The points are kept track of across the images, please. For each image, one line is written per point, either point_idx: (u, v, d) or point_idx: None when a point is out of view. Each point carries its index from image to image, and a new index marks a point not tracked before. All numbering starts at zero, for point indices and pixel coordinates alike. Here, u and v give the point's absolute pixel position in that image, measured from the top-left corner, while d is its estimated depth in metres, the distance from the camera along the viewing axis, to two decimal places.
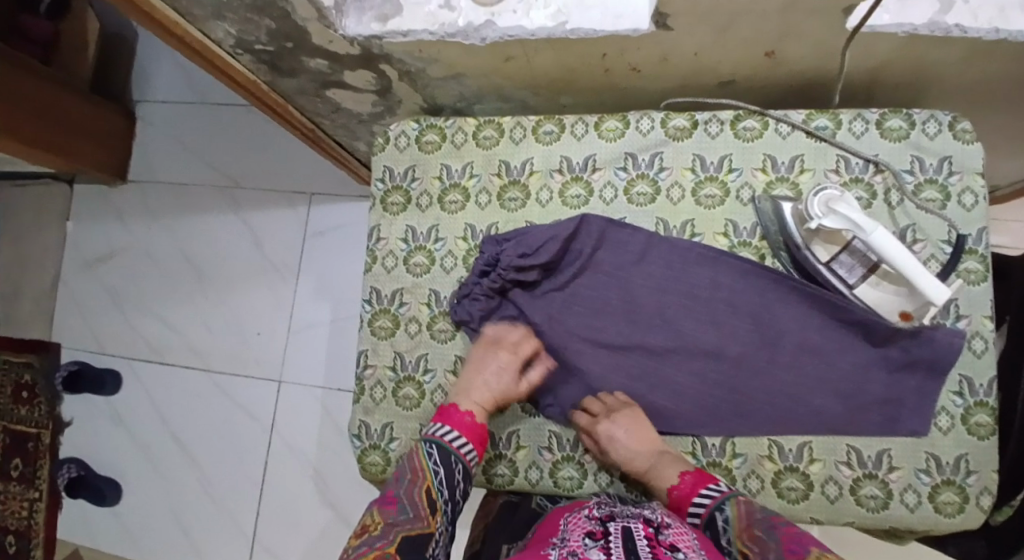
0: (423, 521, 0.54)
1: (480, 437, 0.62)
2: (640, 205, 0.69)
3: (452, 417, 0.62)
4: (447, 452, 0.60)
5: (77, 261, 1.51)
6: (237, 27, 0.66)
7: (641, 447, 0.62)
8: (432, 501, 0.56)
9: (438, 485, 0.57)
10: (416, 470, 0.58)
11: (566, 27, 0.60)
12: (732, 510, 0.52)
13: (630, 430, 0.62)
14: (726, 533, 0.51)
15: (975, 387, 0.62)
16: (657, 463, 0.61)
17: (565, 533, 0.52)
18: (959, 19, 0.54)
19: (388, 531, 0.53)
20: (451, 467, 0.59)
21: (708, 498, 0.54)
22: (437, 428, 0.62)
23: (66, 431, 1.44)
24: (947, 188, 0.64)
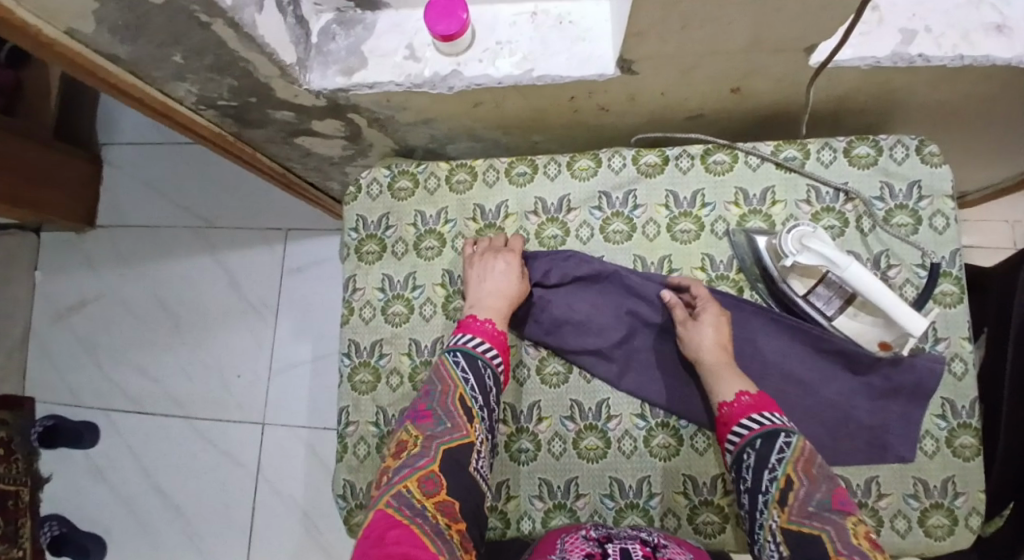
0: (462, 431, 0.55)
1: (500, 341, 0.63)
2: (617, 243, 0.69)
3: (474, 327, 0.62)
4: (473, 357, 0.60)
5: (48, 312, 1.46)
6: (198, 86, 0.64)
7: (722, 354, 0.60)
8: (467, 409, 0.57)
9: (472, 393, 0.58)
10: (446, 378, 0.58)
11: (532, 74, 0.59)
12: (797, 440, 0.51)
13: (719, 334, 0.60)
14: (780, 453, 0.51)
15: (956, 409, 0.63)
16: (724, 368, 0.59)
17: (564, 553, 0.54)
18: (922, 50, 0.55)
19: (428, 446, 0.53)
20: (480, 371, 0.59)
21: (764, 421, 0.53)
22: (461, 337, 0.62)
23: (45, 488, 1.40)
24: (918, 213, 0.65)
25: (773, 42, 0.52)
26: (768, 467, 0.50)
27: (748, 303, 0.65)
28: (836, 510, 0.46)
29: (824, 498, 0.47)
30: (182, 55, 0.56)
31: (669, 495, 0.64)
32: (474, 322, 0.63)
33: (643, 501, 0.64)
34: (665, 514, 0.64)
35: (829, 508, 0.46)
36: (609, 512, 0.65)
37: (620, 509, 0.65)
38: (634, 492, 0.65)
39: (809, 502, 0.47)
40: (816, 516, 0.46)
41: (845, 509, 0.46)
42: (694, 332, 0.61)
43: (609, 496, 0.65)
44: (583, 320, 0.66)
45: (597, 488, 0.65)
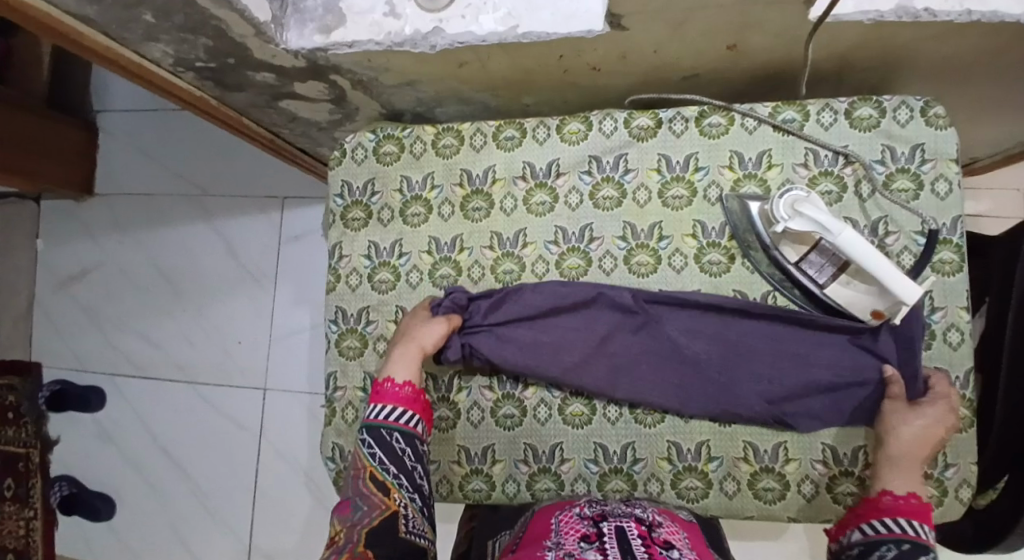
0: (381, 508, 0.52)
1: (411, 398, 0.58)
2: (606, 209, 0.67)
3: (385, 393, 0.58)
4: (378, 430, 0.56)
5: (50, 279, 1.48)
6: (174, 47, 0.62)
7: (914, 451, 0.54)
8: (380, 484, 0.54)
9: (382, 467, 0.54)
10: (356, 461, 0.55)
11: (516, 31, 0.57)
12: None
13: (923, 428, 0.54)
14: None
15: (950, 380, 0.62)
16: (901, 465, 0.54)
17: (559, 534, 0.53)
18: (927, 3, 0.52)
19: (353, 536, 0.51)
20: (389, 442, 0.56)
21: (910, 530, 0.50)
22: (371, 411, 0.58)
23: (55, 450, 1.43)
24: (919, 177, 0.62)
25: None
26: None
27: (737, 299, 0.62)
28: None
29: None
30: (151, 14, 0.54)
31: (653, 460, 0.64)
32: (386, 386, 0.58)
33: (627, 466, 0.64)
34: (649, 479, 0.64)
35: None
36: (593, 477, 0.65)
37: (604, 474, 0.65)
38: (618, 457, 0.65)
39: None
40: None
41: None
42: (898, 417, 0.56)
43: (593, 461, 0.65)
44: (554, 339, 0.64)
45: (581, 453, 0.65)
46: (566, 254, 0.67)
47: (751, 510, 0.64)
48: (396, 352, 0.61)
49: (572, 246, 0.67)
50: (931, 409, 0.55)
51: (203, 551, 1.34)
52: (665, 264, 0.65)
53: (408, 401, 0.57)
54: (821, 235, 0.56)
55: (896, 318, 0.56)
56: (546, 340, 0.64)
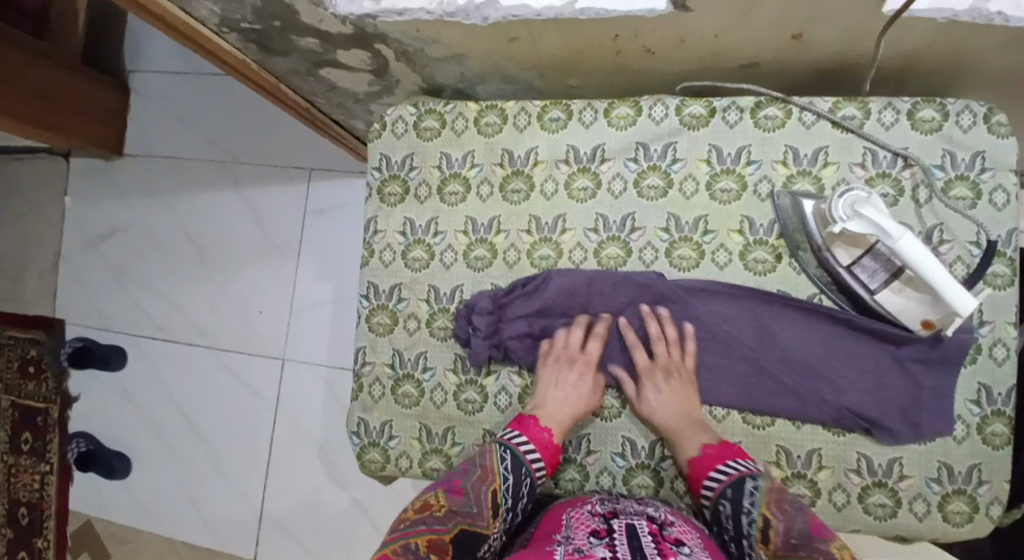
0: (484, 522, 0.54)
1: (551, 451, 0.61)
2: (651, 199, 0.65)
3: (534, 433, 0.61)
4: (520, 461, 0.59)
5: (77, 237, 1.49)
6: (221, 5, 0.61)
7: (675, 418, 0.60)
8: (495, 504, 0.56)
9: (504, 491, 0.57)
10: (487, 470, 0.58)
11: (575, 7, 0.54)
12: (764, 483, 0.54)
13: (663, 398, 0.60)
14: (751, 497, 0.53)
15: (992, 396, 0.59)
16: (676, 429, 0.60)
17: (569, 530, 0.52)
18: (1002, 6, 0.48)
19: (448, 518, 0.52)
20: (521, 478, 0.59)
21: (731, 469, 0.56)
22: (514, 434, 0.61)
23: (74, 407, 1.45)
24: (979, 186, 0.60)
25: None
26: (744, 512, 0.53)
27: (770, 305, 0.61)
28: (818, 537, 0.47)
29: (802, 527, 0.49)
30: None
31: None
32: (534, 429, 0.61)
33: (654, 462, 0.63)
34: (676, 477, 0.63)
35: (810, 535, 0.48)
36: (618, 471, 0.64)
37: (630, 468, 0.64)
38: (646, 452, 0.63)
39: (791, 534, 0.48)
40: (801, 545, 0.47)
41: (825, 535, 0.47)
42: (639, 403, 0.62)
43: (620, 454, 0.64)
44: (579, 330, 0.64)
45: (608, 445, 0.64)
46: (606, 242, 0.65)
47: None
48: (549, 405, 0.62)
49: (612, 235, 0.65)
50: (653, 380, 0.61)
51: (214, 515, 1.36)
52: (709, 259, 0.63)
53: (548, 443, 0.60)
54: (879, 239, 0.54)
55: (948, 330, 0.54)
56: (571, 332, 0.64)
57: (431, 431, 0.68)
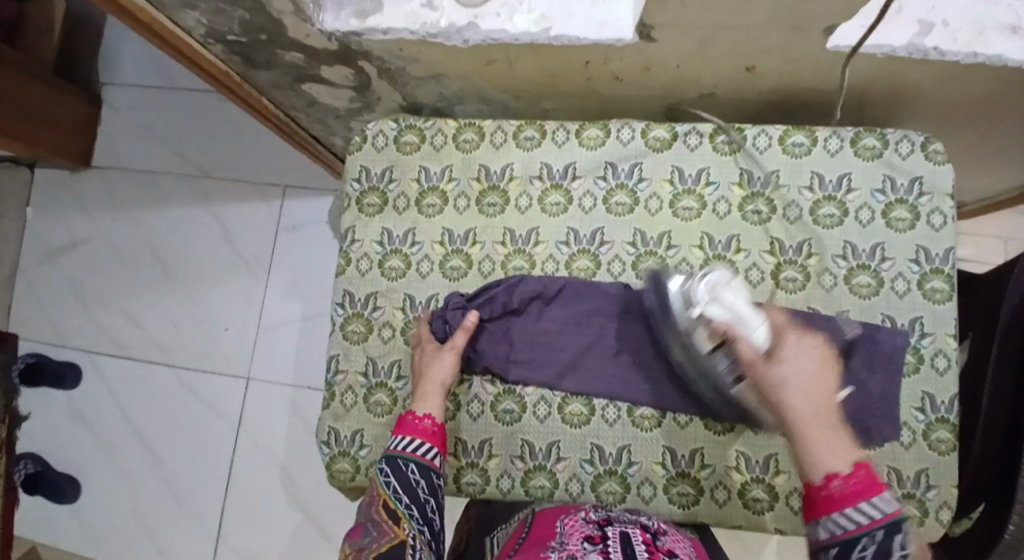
0: (391, 535, 0.54)
1: (434, 433, 0.61)
2: (619, 215, 0.68)
3: (407, 425, 0.61)
4: (395, 461, 0.59)
5: (38, 249, 1.44)
6: (209, 17, 0.63)
7: (815, 399, 0.45)
8: (391, 511, 0.55)
9: (395, 495, 0.56)
10: (373, 491, 0.58)
11: (549, 33, 0.59)
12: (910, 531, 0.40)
13: (804, 367, 0.46)
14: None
15: (936, 404, 0.64)
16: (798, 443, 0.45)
17: (563, 536, 0.54)
18: (936, 43, 0.55)
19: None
20: (404, 472, 0.58)
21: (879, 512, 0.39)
22: (394, 442, 0.60)
23: (23, 426, 1.39)
24: (917, 209, 0.65)
25: (799, 17, 0.51)
26: None
27: None
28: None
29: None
30: None
31: (648, 465, 0.65)
32: (835, 490, 0.41)
33: (621, 469, 0.65)
34: (643, 483, 0.64)
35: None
36: (587, 477, 0.65)
37: (598, 474, 0.65)
38: (614, 458, 0.65)
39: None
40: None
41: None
42: (769, 376, 0.47)
43: (589, 461, 0.65)
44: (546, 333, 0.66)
45: (577, 452, 0.66)
46: (576, 255, 0.68)
47: (740, 520, 0.64)
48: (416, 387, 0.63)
49: (582, 248, 0.68)
50: (796, 348, 0.47)
51: (168, 541, 1.29)
52: (673, 272, 0.67)
53: (872, 491, 0.40)
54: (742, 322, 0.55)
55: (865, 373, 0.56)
56: (539, 337, 0.66)
57: None
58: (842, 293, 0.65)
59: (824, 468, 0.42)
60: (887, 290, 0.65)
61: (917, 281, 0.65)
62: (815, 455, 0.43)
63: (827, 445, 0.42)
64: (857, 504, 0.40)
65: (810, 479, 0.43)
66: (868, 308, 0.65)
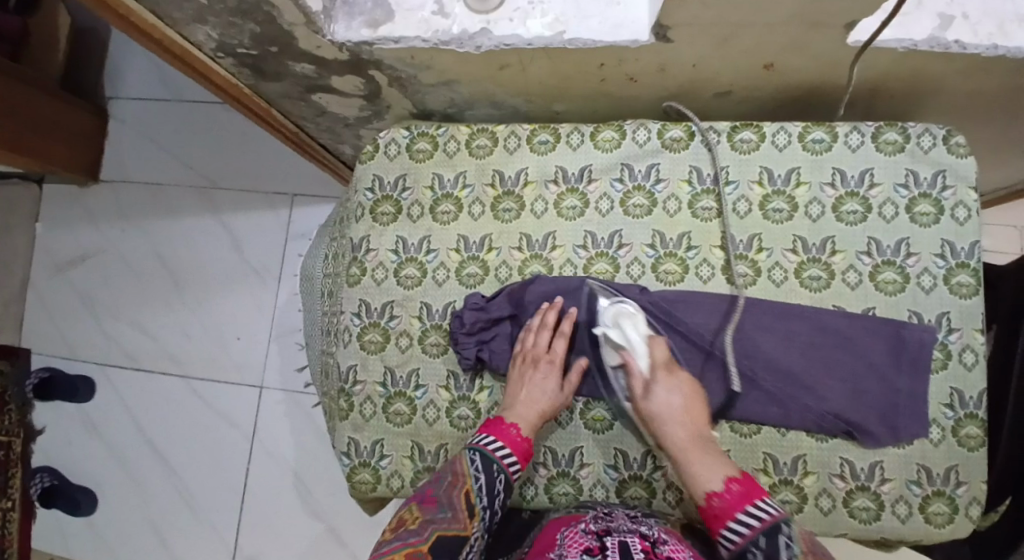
0: (460, 524, 0.55)
1: (524, 451, 0.61)
2: (636, 217, 0.68)
3: (505, 432, 0.60)
4: (488, 459, 0.59)
5: (47, 264, 1.45)
6: (220, 30, 0.63)
7: (688, 427, 0.58)
8: (470, 504, 0.56)
9: (478, 490, 0.57)
10: (458, 472, 0.58)
11: (563, 37, 0.58)
12: (798, 531, 0.49)
13: (677, 399, 0.59)
14: (788, 550, 0.47)
15: (964, 400, 0.63)
16: (693, 454, 0.56)
17: (562, 547, 0.53)
18: (958, 36, 0.54)
19: (424, 528, 0.53)
20: (492, 475, 0.58)
21: (765, 512, 0.50)
22: (484, 437, 0.60)
23: (38, 441, 1.39)
24: (941, 203, 0.64)
25: (818, 15, 0.50)
26: None
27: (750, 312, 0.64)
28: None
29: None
30: None
31: None
32: (718, 504, 0.52)
33: (646, 474, 0.64)
34: (668, 487, 0.64)
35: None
36: (612, 483, 0.65)
37: (623, 480, 0.65)
38: (639, 464, 0.64)
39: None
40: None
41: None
42: (649, 407, 0.59)
43: (613, 467, 0.65)
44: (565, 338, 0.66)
45: (601, 457, 0.65)
46: (594, 258, 0.68)
47: None
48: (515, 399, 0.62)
49: (600, 251, 0.68)
50: (668, 384, 0.60)
51: (186, 551, 1.30)
52: (693, 273, 0.66)
53: (751, 496, 0.52)
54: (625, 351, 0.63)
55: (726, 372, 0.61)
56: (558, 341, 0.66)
57: (424, 449, 0.68)
58: (868, 291, 0.64)
59: (710, 487, 0.54)
60: (912, 287, 0.64)
61: (944, 276, 0.64)
62: (704, 477, 0.54)
63: (709, 467, 0.55)
64: (740, 514, 0.51)
65: (698, 496, 0.54)
66: (894, 304, 0.64)
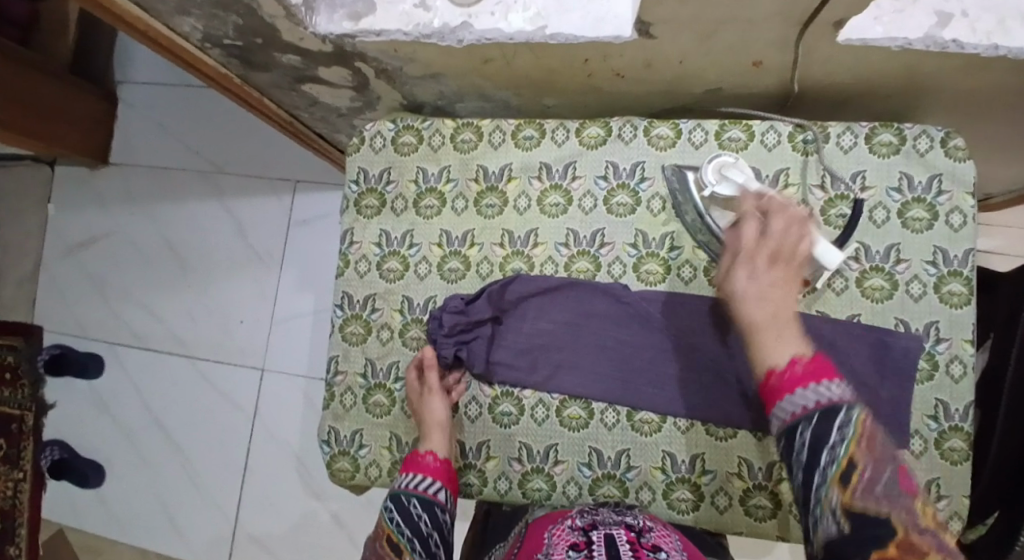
0: None
1: (445, 471, 0.62)
2: (619, 216, 0.67)
3: (421, 464, 0.62)
4: (399, 496, 0.60)
5: (59, 244, 1.48)
6: (203, 22, 0.63)
7: (769, 306, 0.48)
8: (393, 544, 0.57)
9: (398, 528, 0.58)
10: (380, 523, 0.60)
11: (545, 32, 0.57)
12: (860, 418, 0.37)
13: (758, 280, 0.50)
14: (842, 431, 0.37)
15: (949, 412, 0.62)
16: (768, 330, 0.46)
17: (550, 546, 0.54)
18: (956, 35, 0.51)
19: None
20: (407, 507, 0.59)
21: (833, 394, 0.39)
22: (401, 478, 0.62)
23: (50, 414, 1.44)
24: (935, 208, 0.62)
25: (802, 13, 0.48)
26: (827, 446, 0.37)
27: None
28: (907, 492, 0.35)
29: (891, 477, 0.35)
30: None
31: (647, 469, 0.64)
32: (797, 370, 0.41)
33: (620, 473, 0.64)
34: (641, 487, 0.64)
35: (901, 491, 0.35)
36: (585, 481, 0.65)
37: (597, 478, 0.65)
38: (612, 463, 0.65)
39: (878, 482, 0.35)
40: (890, 497, 0.34)
41: (912, 490, 0.35)
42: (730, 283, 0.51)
43: (587, 465, 0.65)
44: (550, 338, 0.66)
45: (575, 456, 0.65)
46: (576, 256, 0.67)
47: (741, 527, 0.63)
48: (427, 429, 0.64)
49: (582, 249, 0.67)
50: (763, 259, 0.51)
51: (189, 526, 1.34)
52: (674, 274, 0.65)
53: (822, 376, 0.40)
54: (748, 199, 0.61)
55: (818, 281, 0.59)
56: (543, 341, 0.66)
57: (402, 441, 0.69)
58: (853, 296, 0.63)
59: (786, 355, 0.43)
60: (900, 294, 0.62)
61: (934, 284, 0.62)
62: (767, 349, 0.45)
63: (785, 341, 0.44)
64: (806, 386, 0.40)
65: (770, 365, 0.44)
66: (880, 311, 0.62)
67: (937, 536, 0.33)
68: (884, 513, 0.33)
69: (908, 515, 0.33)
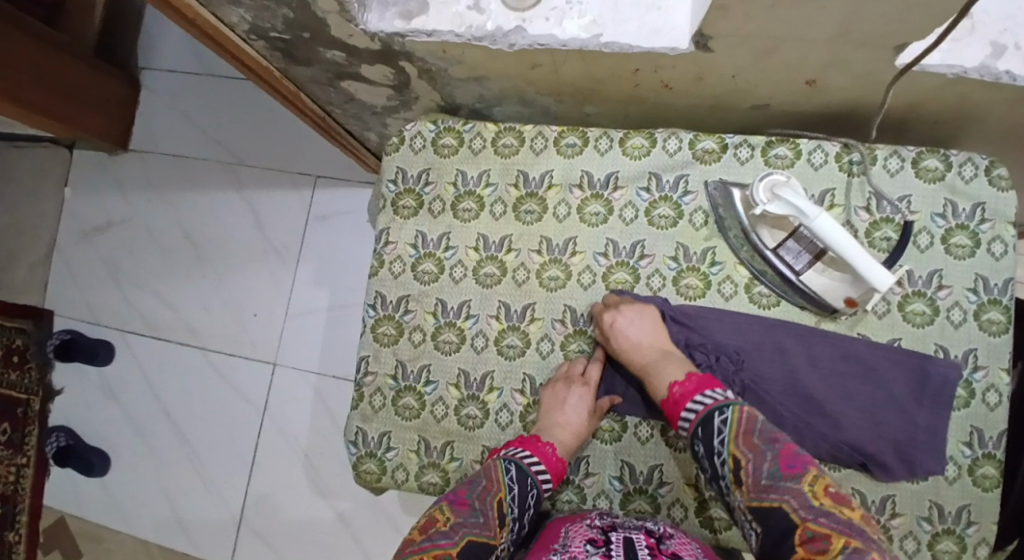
0: (491, 532, 0.53)
1: (557, 471, 0.61)
2: (661, 228, 0.67)
3: (541, 449, 0.60)
4: (524, 471, 0.58)
5: (74, 229, 1.48)
6: (253, 14, 0.62)
7: (644, 348, 0.61)
8: (501, 514, 0.55)
9: (511, 501, 0.56)
10: (492, 479, 0.57)
11: (600, 40, 0.56)
12: (733, 414, 0.53)
13: (639, 329, 0.61)
14: (720, 434, 0.53)
15: (983, 439, 0.61)
16: (652, 367, 0.60)
17: (566, 540, 0.54)
18: (1010, 66, 0.50)
19: (455, 531, 0.51)
20: (526, 489, 0.58)
21: (710, 398, 0.55)
22: (519, 450, 0.60)
23: (56, 400, 1.43)
24: (978, 235, 0.62)
25: (867, 34, 0.48)
26: (715, 452, 0.53)
27: (772, 335, 0.62)
28: (788, 477, 0.49)
29: (773, 466, 0.50)
30: None
31: (679, 486, 0.63)
32: (676, 394, 0.57)
33: (652, 488, 0.64)
34: (673, 504, 0.63)
35: (783, 478, 0.49)
36: (616, 494, 0.65)
37: (628, 492, 0.64)
38: (644, 478, 0.64)
39: (762, 476, 0.50)
40: (773, 488, 0.49)
41: (796, 471, 0.49)
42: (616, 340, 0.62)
43: (618, 478, 0.65)
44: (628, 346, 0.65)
45: (607, 468, 0.65)
46: (614, 267, 0.67)
47: None
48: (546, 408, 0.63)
49: (621, 260, 0.67)
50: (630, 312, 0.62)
51: (192, 519, 1.33)
52: (715, 289, 0.65)
53: (705, 385, 0.57)
54: (798, 220, 0.59)
55: (867, 302, 0.58)
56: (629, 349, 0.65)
57: (430, 445, 0.68)
58: (894, 321, 0.62)
59: (667, 384, 0.58)
60: (941, 320, 0.62)
61: (974, 311, 0.62)
62: (656, 382, 0.59)
63: (661, 374, 0.59)
64: (693, 398, 0.56)
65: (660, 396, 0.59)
66: (920, 337, 0.62)
67: (819, 507, 0.46)
68: (773, 503, 0.48)
69: (793, 498, 0.48)
